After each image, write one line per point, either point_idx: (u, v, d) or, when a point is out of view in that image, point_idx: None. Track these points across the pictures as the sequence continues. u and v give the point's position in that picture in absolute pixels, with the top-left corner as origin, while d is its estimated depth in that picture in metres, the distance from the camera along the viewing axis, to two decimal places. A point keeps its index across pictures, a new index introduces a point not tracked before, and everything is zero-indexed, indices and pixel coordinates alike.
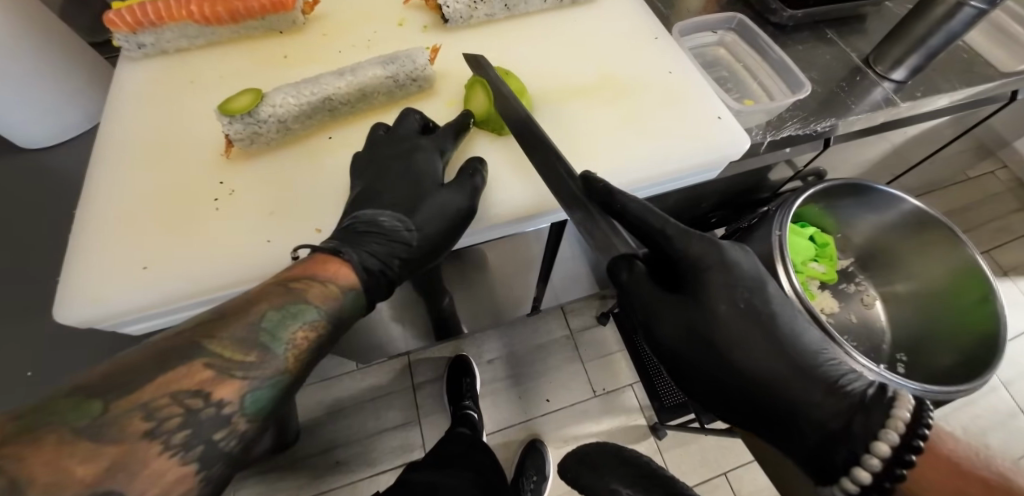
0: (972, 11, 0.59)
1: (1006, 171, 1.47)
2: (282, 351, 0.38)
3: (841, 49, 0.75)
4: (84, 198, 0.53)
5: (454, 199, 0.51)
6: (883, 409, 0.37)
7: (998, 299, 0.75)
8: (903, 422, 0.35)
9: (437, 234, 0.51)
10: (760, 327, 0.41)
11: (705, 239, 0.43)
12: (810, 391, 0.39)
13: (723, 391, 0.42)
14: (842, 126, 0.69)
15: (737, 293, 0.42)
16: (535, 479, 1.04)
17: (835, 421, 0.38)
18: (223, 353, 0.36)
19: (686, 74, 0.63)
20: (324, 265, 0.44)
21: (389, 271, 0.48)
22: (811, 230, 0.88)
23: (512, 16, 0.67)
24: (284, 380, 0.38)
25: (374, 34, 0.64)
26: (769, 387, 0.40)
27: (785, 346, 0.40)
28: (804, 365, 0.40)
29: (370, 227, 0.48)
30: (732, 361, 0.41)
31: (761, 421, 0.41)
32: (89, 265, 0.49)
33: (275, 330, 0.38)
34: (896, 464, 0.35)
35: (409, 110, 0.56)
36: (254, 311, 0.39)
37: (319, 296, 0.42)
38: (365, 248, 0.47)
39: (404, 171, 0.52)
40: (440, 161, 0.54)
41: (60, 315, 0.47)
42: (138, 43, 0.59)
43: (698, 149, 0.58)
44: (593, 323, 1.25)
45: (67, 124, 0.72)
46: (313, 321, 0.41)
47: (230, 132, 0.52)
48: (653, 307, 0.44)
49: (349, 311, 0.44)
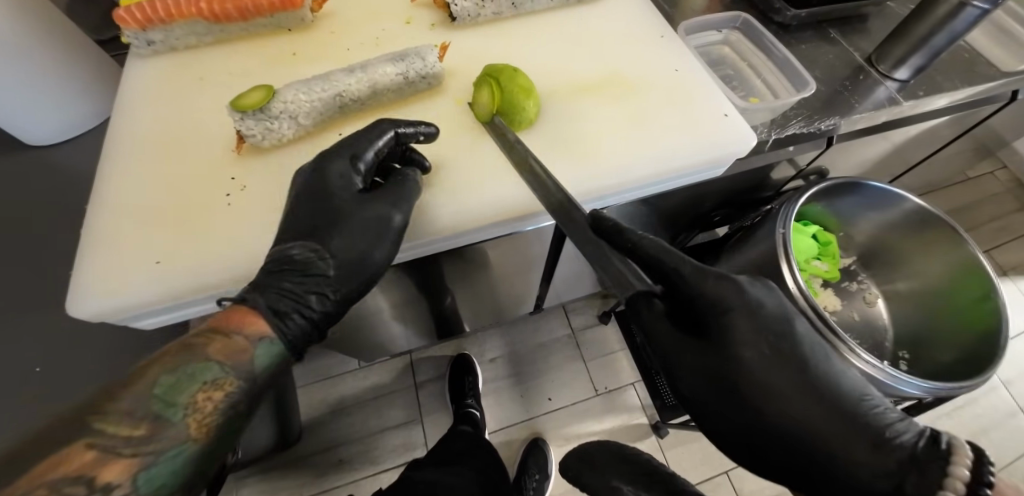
0: (974, 11, 0.59)
1: (1006, 171, 1.48)
2: (182, 419, 0.36)
3: (844, 49, 0.76)
4: (96, 192, 0.53)
5: (370, 213, 0.48)
6: (937, 467, 0.36)
7: (999, 297, 0.75)
8: (963, 482, 0.34)
9: (354, 258, 0.47)
10: (791, 376, 0.40)
11: (722, 279, 0.43)
12: (853, 446, 0.38)
13: (755, 440, 0.41)
14: (844, 125, 0.69)
15: (763, 339, 0.41)
16: (537, 477, 1.05)
17: (885, 480, 0.37)
18: (109, 429, 0.34)
19: (692, 72, 0.63)
20: (238, 317, 0.43)
21: (308, 310, 0.45)
22: (813, 228, 0.88)
23: (518, 15, 0.67)
24: (189, 449, 0.36)
25: (381, 32, 0.65)
26: (807, 439, 0.39)
27: (821, 393, 0.39)
28: (845, 416, 0.39)
29: (283, 263, 0.46)
30: (766, 415, 0.40)
31: (802, 475, 0.40)
32: (101, 259, 0.50)
33: (168, 396, 0.36)
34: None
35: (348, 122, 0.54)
36: (146, 377, 0.37)
37: (222, 352, 0.40)
38: (277, 287, 0.45)
39: (317, 194, 0.48)
40: (358, 172, 0.50)
41: (73, 308, 0.48)
42: (147, 40, 0.59)
43: (704, 147, 0.58)
44: (594, 322, 1.26)
45: (72, 122, 0.72)
46: (215, 380, 0.39)
47: (243, 128, 0.53)
48: (674, 353, 0.44)
49: (264, 364, 0.42)
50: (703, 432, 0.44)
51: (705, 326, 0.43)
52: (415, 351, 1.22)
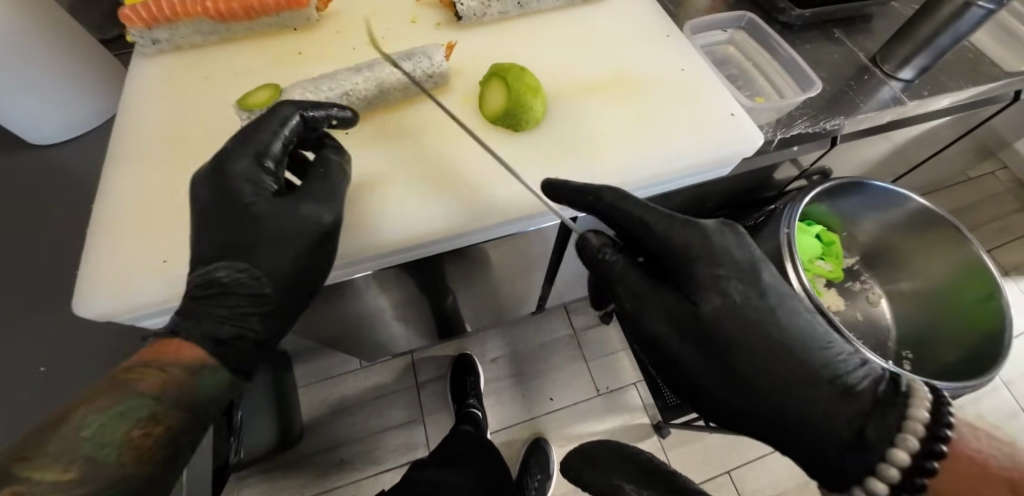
0: (980, 11, 0.59)
1: (1006, 171, 1.48)
2: (119, 458, 0.34)
3: (848, 49, 0.76)
4: (102, 191, 0.53)
5: (299, 219, 0.46)
6: (896, 414, 0.40)
7: (1003, 296, 0.76)
8: (921, 423, 0.38)
9: (290, 269, 0.45)
10: (758, 324, 0.43)
11: (694, 232, 0.44)
12: (818, 394, 0.41)
13: (731, 395, 0.43)
14: (849, 125, 0.69)
15: (735, 293, 0.43)
16: (539, 477, 1.06)
17: (848, 426, 0.40)
18: (39, 473, 0.31)
19: (698, 71, 0.63)
20: (169, 350, 0.40)
21: (252, 332, 0.44)
22: (817, 228, 0.87)
23: (524, 14, 0.67)
24: (130, 483, 0.34)
25: (387, 32, 0.65)
26: (775, 389, 0.42)
27: (789, 345, 0.43)
28: (811, 365, 0.42)
29: (212, 288, 0.43)
30: (740, 362, 0.42)
31: (767, 423, 0.43)
32: (107, 259, 0.50)
33: (100, 435, 0.34)
34: (916, 472, 0.37)
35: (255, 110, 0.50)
36: (74, 418, 0.34)
37: (156, 385, 0.37)
38: (212, 314, 0.42)
39: (223, 203, 0.45)
40: (268, 172, 0.47)
41: (79, 308, 0.48)
42: (153, 39, 0.59)
43: (711, 146, 0.58)
44: (596, 321, 1.26)
45: (72, 120, 0.72)
46: (149, 414, 0.36)
47: None
48: (651, 309, 0.45)
49: (208, 391, 0.39)
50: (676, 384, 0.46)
51: (677, 279, 0.44)
52: (416, 351, 1.21)
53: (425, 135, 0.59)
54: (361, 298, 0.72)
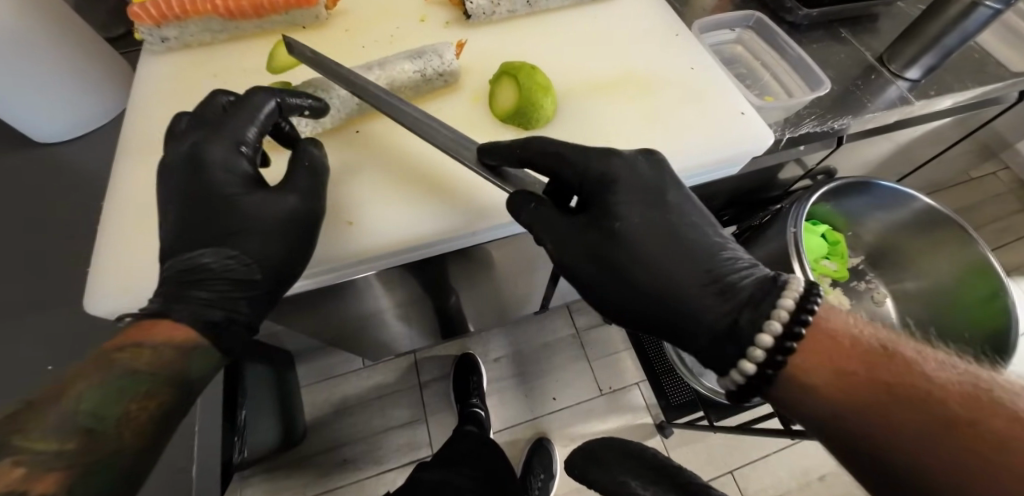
0: (987, 10, 0.60)
1: (1008, 172, 1.47)
2: (115, 433, 0.33)
3: (855, 48, 0.76)
4: (112, 188, 0.53)
5: (287, 210, 0.46)
6: (770, 299, 0.39)
7: (1008, 294, 0.76)
8: (787, 310, 0.38)
9: (278, 257, 0.46)
10: (669, 238, 0.44)
11: (605, 158, 0.47)
12: (702, 291, 0.42)
13: (629, 299, 0.44)
14: (856, 124, 0.69)
15: (638, 205, 0.45)
16: (542, 476, 1.06)
17: (729, 316, 0.41)
18: (38, 445, 0.30)
19: (707, 70, 0.63)
20: (151, 329, 0.38)
21: (240, 315, 0.43)
22: (822, 228, 0.88)
23: (532, 12, 0.67)
24: (125, 458, 0.33)
25: (396, 30, 0.65)
26: (666, 289, 0.43)
27: (681, 250, 0.44)
28: (701, 267, 0.43)
29: (197, 274, 0.42)
30: (637, 269, 0.43)
31: (659, 323, 0.44)
32: (117, 256, 0.50)
33: (100, 409, 0.33)
34: (778, 351, 0.37)
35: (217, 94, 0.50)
36: (70, 394, 0.33)
37: (151, 362, 0.36)
38: (194, 298, 0.41)
39: (199, 185, 0.44)
40: (247, 158, 0.47)
41: (89, 306, 0.48)
42: (162, 37, 0.59)
43: (721, 145, 0.58)
44: (599, 321, 1.26)
45: (78, 120, 0.70)
46: (146, 390, 0.35)
47: None
48: (562, 228, 0.46)
49: (200, 370, 0.39)
50: (595, 302, 0.47)
51: (592, 201, 0.47)
52: (419, 351, 1.21)
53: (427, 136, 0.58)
54: (365, 297, 0.72)
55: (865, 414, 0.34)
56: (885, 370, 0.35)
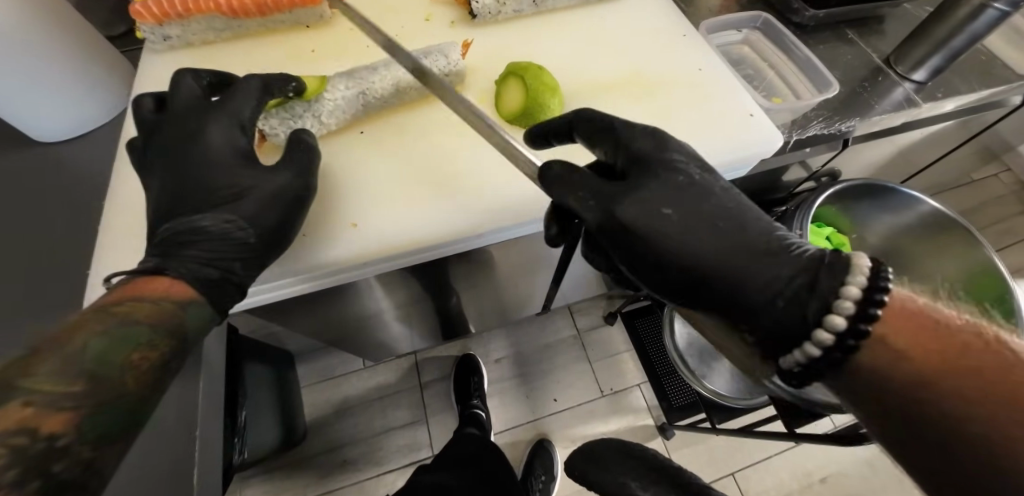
0: (995, 13, 0.59)
1: (1010, 174, 1.47)
2: (122, 380, 0.31)
3: (861, 49, 0.76)
4: (115, 189, 0.53)
5: (281, 182, 0.46)
6: (840, 270, 0.32)
7: (1014, 297, 0.76)
8: (861, 286, 0.30)
9: (274, 225, 0.46)
10: (708, 204, 0.37)
11: (643, 127, 0.41)
12: (763, 261, 0.34)
13: (672, 269, 0.36)
14: (863, 126, 0.69)
15: (678, 170, 0.39)
16: (543, 478, 1.05)
17: (795, 285, 0.33)
18: (44, 387, 0.28)
19: (714, 71, 0.63)
20: (150, 285, 0.38)
21: (233, 275, 0.43)
22: (829, 229, 0.85)
23: (539, 12, 0.67)
24: (129, 405, 0.31)
25: (400, 29, 0.64)
26: (717, 258, 0.35)
27: (732, 216, 0.36)
28: (756, 235, 0.36)
29: (192, 235, 0.42)
30: (678, 236, 0.36)
31: (711, 297, 0.36)
32: (120, 258, 0.49)
33: (104, 355, 0.31)
34: (851, 332, 0.30)
35: (184, 75, 0.49)
36: (76, 340, 0.31)
37: (148, 316, 0.35)
38: (189, 258, 0.41)
39: (194, 159, 0.44)
40: (246, 138, 0.47)
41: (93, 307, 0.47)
42: (164, 35, 0.59)
43: (729, 147, 0.58)
44: (600, 322, 1.25)
45: (83, 118, 0.70)
46: (149, 341, 0.34)
47: (266, 127, 0.53)
48: (583, 186, 0.39)
49: (196, 326, 0.39)
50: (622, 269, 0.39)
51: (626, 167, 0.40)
52: (420, 351, 1.21)
53: (434, 132, 0.58)
54: (365, 298, 0.71)
55: (934, 389, 0.30)
56: (951, 342, 0.31)
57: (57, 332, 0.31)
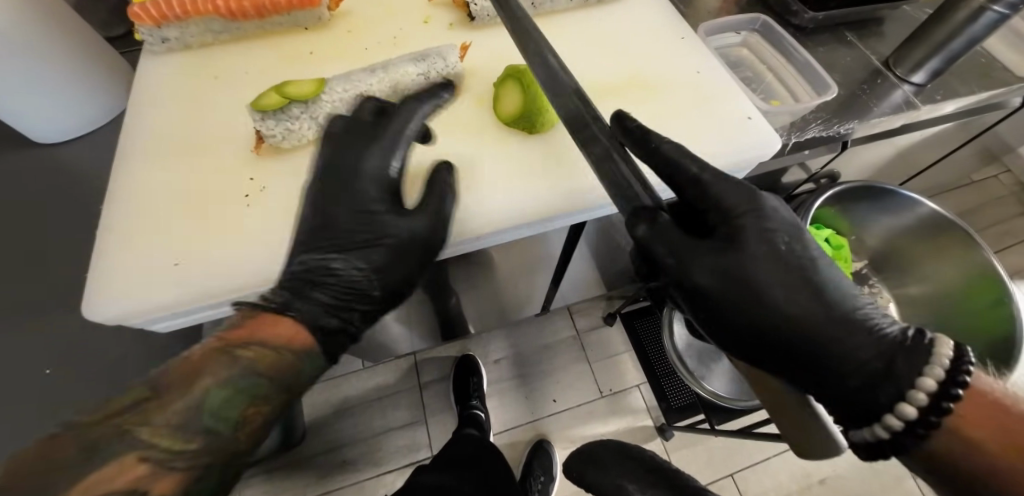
0: (993, 15, 0.59)
1: (1010, 175, 1.47)
2: (232, 437, 0.34)
3: (861, 52, 0.76)
4: (113, 192, 0.53)
5: (411, 233, 0.46)
6: (920, 354, 0.34)
7: (1014, 301, 0.75)
8: (940, 372, 0.33)
9: (398, 279, 0.47)
10: (801, 275, 0.37)
11: (739, 185, 0.41)
12: (853, 337, 0.36)
13: (763, 337, 0.37)
14: (862, 128, 0.69)
15: (774, 236, 0.39)
16: (542, 479, 1.05)
17: (878, 361, 0.35)
18: (159, 441, 0.32)
19: (713, 74, 0.63)
20: (270, 327, 0.39)
21: (351, 325, 0.44)
22: (827, 232, 0.85)
23: (537, 15, 0.67)
24: (229, 460, 0.34)
25: (398, 31, 0.64)
26: (808, 332, 0.36)
27: (819, 287, 0.37)
28: (844, 309, 0.37)
29: (325, 275, 0.43)
30: (763, 309, 0.37)
31: (796, 365, 0.37)
32: (118, 262, 0.49)
33: (223, 412, 0.34)
34: (932, 412, 0.32)
35: (337, 118, 0.49)
36: (199, 389, 0.34)
37: (269, 366, 0.37)
38: (317, 301, 0.42)
39: (321, 204, 0.45)
40: (388, 186, 0.47)
41: (91, 311, 0.47)
42: (162, 37, 0.59)
43: (728, 150, 0.58)
44: (600, 323, 1.24)
45: (83, 119, 0.70)
46: (263, 395, 0.36)
47: (262, 129, 0.52)
48: (677, 246, 0.39)
49: (312, 371, 0.39)
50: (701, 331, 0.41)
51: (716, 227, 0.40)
52: (419, 352, 1.21)
53: (433, 134, 0.58)
54: None
55: (990, 459, 0.32)
56: (1012, 417, 0.33)
57: (186, 374, 0.34)
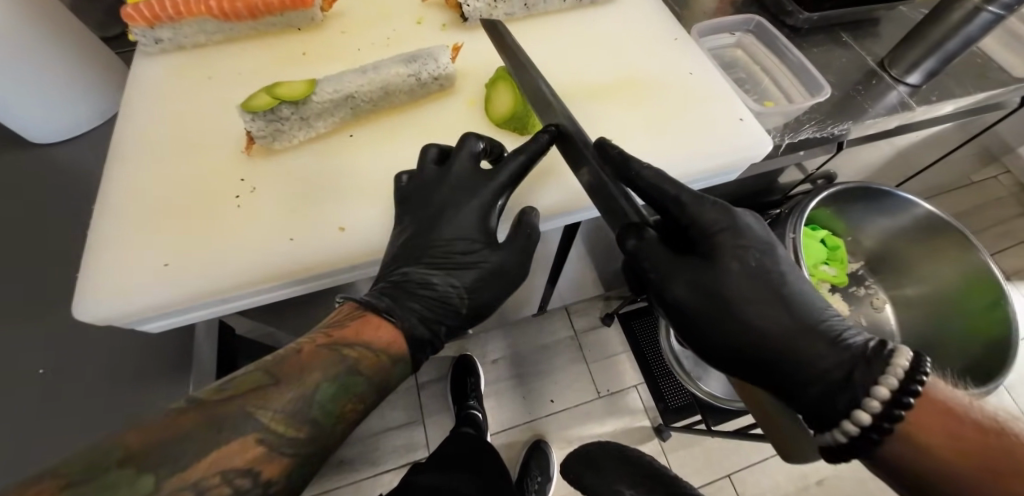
0: (989, 16, 0.59)
1: (1009, 176, 1.46)
2: (331, 430, 0.36)
3: (856, 52, 0.75)
4: (103, 192, 0.53)
5: (509, 262, 0.48)
6: (875, 370, 0.34)
7: (1010, 302, 0.76)
8: (894, 380, 0.32)
9: (484, 301, 0.48)
10: (770, 290, 0.39)
11: (718, 205, 0.43)
12: (818, 347, 0.37)
13: (737, 349, 0.39)
14: (856, 129, 0.69)
15: (748, 253, 0.41)
16: (540, 479, 1.05)
17: (838, 372, 0.36)
18: (276, 428, 0.33)
19: (707, 75, 0.63)
20: (373, 328, 0.40)
21: (436, 340, 0.45)
22: (823, 232, 0.87)
23: (531, 16, 0.67)
24: (325, 452, 0.36)
25: (391, 32, 0.64)
26: (775, 342, 0.38)
27: (786, 299, 0.39)
28: (809, 321, 0.38)
29: (421, 288, 0.45)
30: (736, 321, 0.39)
31: (767, 377, 0.39)
32: (108, 262, 0.50)
33: (327, 405, 0.36)
34: (884, 417, 0.32)
35: (469, 138, 0.50)
36: (310, 380, 0.36)
37: (369, 367, 0.38)
38: (412, 311, 0.44)
39: (454, 221, 0.47)
40: (494, 216, 0.48)
41: (80, 310, 0.48)
42: (155, 38, 0.59)
43: (720, 151, 0.58)
44: (598, 323, 1.24)
45: (77, 119, 0.70)
46: (361, 394, 0.38)
47: (252, 129, 0.53)
48: (661, 263, 0.42)
49: (399, 377, 0.41)
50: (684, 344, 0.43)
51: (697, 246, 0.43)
52: None
53: (425, 134, 0.58)
54: None
55: (942, 466, 0.32)
56: (968, 428, 0.32)
57: (297, 366, 0.36)
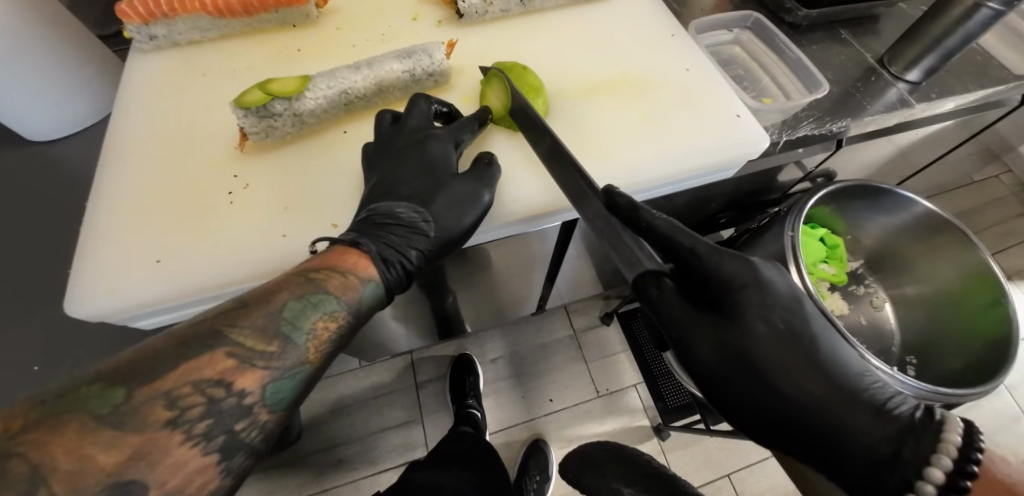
0: (988, 12, 0.58)
1: (1011, 174, 1.45)
2: (303, 341, 0.37)
3: (856, 50, 0.75)
4: (95, 190, 0.53)
5: (468, 185, 0.51)
6: (926, 444, 0.36)
7: (1010, 301, 0.74)
8: (950, 460, 0.35)
9: (455, 225, 0.49)
10: (801, 353, 0.39)
11: (739, 259, 0.42)
12: (861, 418, 0.37)
13: (772, 418, 0.39)
14: (855, 127, 0.68)
15: (774, 313, 0.40)
16: (538, 478, 1.04)
17: (884, 447, 0.37)
18: (245, 342, 0.35)
19: (703, 71, 0.63)
20: (342, 255, 0.43)
21: (409, 263, 0.47)
22: (822, 231, 0.86)
23: (527, 12, 0.66)
24: (306, 371, 0.37)
25: (387, 29, 0.64)
26: (813, 413, 0.38)
27: (817, 361, 0.39)
28: (848, 388, 0.38)
29: (388, 218, 0.48)
30: (769, 388, 0.39)
31: (804, 446, 0.39)
32: (99, 260, 0.49)
33: (297, 319, 0.38)
34: None
35: (418, 99, 0.55)
36: (276, 300, 0.38)
37: (338, 284, 0.41)
38: (380, 239, 0.46)
39: (416, 159, 0.51)
40: (455, 152, 0.53)
41: (72, 308, 0.47)
42: (149, 35, 0.59)
43: (718, 149, 0.58)
44: (597, 322, 1.24)
45: (74, 117, 0.70)
46: (334, 312, 0.40)
47: (245, 126, 0.52)
48: (681, 321, 0.42)
49: (372, 294, 0.43)
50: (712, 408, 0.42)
51: (717, 300, 0.42)
52: (416, 351, 1.20)
53: None
54: None
55: None
56: None
57: (265, 291, 0.38)
